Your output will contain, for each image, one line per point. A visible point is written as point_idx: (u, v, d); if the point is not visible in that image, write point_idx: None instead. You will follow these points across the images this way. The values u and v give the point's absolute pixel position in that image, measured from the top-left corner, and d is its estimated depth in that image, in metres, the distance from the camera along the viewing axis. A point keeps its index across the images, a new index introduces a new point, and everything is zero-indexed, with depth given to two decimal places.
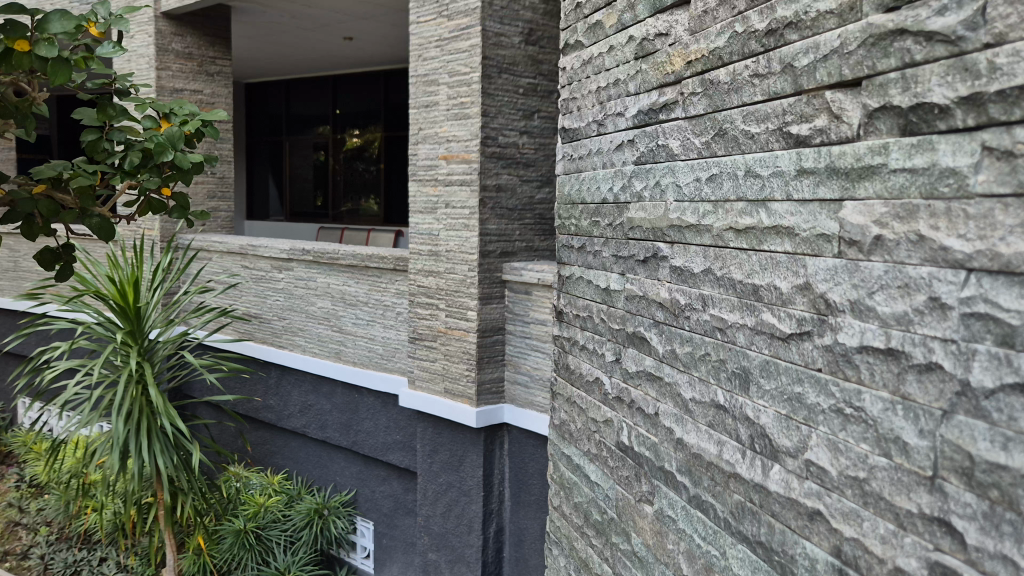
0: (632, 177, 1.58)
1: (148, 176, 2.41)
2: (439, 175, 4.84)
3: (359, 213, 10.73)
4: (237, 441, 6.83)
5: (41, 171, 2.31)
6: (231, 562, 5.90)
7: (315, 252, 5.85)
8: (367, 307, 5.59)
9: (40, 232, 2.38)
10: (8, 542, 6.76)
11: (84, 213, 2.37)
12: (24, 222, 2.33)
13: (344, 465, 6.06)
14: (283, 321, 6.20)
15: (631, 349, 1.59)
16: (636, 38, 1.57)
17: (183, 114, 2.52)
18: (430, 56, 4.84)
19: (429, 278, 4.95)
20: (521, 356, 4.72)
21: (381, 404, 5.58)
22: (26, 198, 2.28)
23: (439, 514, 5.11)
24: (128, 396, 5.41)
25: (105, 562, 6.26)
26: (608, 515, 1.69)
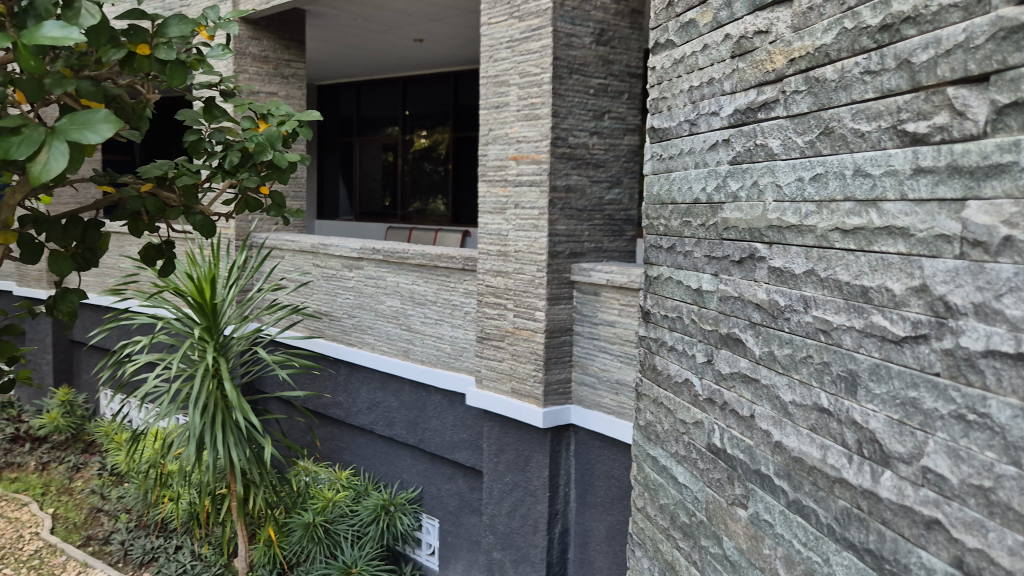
0: (727, 176, 1.56)
1: (247, 175, 2.30)
2: (509, 176, 4.87)
3: (427, 213, 10.87)
4: (306, 436, 6.96)
5: (147, 171, 2.21)
6: (300, 555, 6.03)
7: (385, 252, 5.94)
8: (436, 306, 5.66)
9: (145, 229, 2.30)
10: (91, 527, 7.05)
11: (187, 211, 2.31)
12: (130, 219, 2.26)
13: (411, 462, 6.14)
14: (353, 318, 6.31)
15: (725, 350, 1.57)
16: (732, 37, 1.54)
17: (280, 114, 2.40)
18: (501, 57, 4.86)
19: (497, 278, 4.98)
20: (588, 357, 4.71)
21: (449, 403, 5.64)
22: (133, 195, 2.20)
23: (505, 513, 5.12)
24: (204, 390, 5.62)
25: (180, 549, 6.47)
26: (697, 518, 1.67)
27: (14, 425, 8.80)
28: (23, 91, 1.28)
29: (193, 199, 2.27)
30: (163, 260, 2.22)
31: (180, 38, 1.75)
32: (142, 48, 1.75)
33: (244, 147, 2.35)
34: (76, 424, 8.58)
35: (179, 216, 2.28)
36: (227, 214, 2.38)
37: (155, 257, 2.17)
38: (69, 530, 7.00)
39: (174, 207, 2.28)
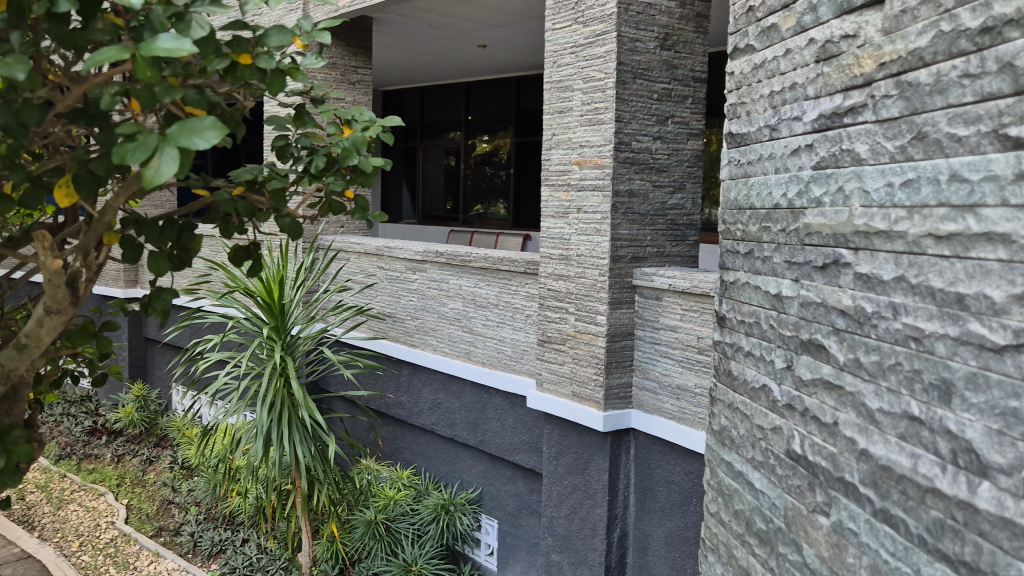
0: (810, 181, 1.55)
1: (332, 180, 2.33)
2: (572, 181, 4.88)
3: (488, 217, 10.96)
4: (369, 435, 7.07)
5: (238, 175, 2.27)
6: (362, 551, 6.12)
7: (448, 255, 6.01)
8: (497, 309, 5.70)
9: (236, 231, 2.29)
10: (163, 518, 7.29)
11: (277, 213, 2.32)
12: (222, 222, 2.26)
13: (472, 463, 6.19)
14: (416, 320, 6.40)
15: (806, 356, 1.55)
16: (817, 41, 1.53)
17: (364, 121, 2.38)
18: (565, 62, 4.88)
19: (560, 282, 4.99)
20: (649, 362, 4.69)
21: (510, 406, 5.67)
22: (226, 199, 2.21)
23: (564, 516, 5.13)
24: (272, 388, 5.79)
25: (247, 543, 6.63)
26: (775, 525, 1.66)
27: (92, 419, 9.16)
28: (139, 99, 1.36)
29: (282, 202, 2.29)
30: (251, 261, 2.26)
31: (280, 47, 1.74)
32: (244, 58, 1.75)
33: (330, 152, 2.34)
34: (149, 419, 8.88)
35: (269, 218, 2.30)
36: (312, 217, 2.40)
37: (244, 260, 2.21)
38: (142, 521, 7.26)
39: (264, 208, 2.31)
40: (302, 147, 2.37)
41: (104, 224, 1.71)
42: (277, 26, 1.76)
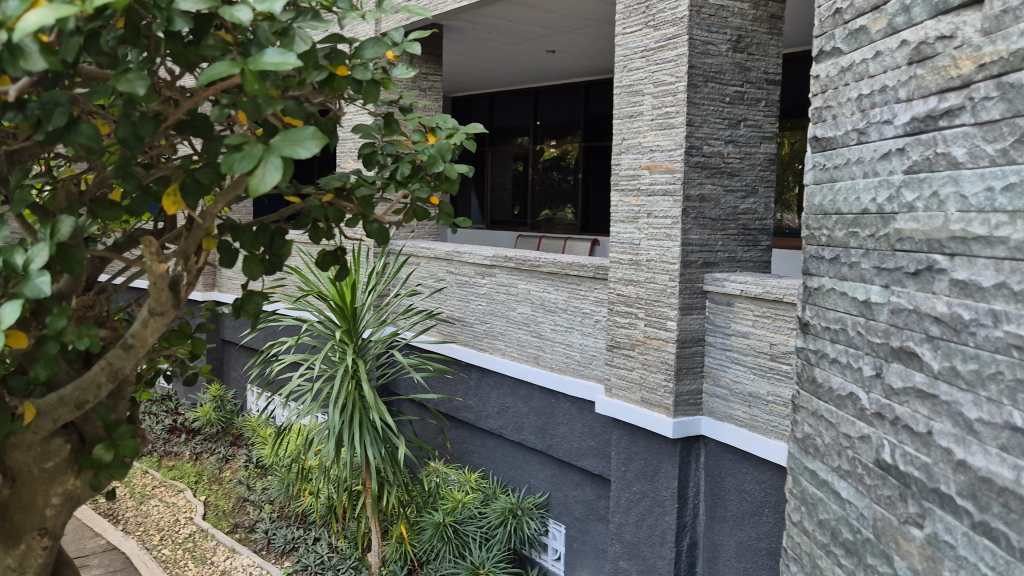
0: (901, 186, 1.52)
1: (418, 186, 2.35)
2: (642, 185, 4.85)
3: (555, 222, 10.99)
4: (438, 438, 7.15)
5: (327, 182, 2.27)
6: (430, 553, 6.19)
7: (518, 260, 6.05)
8: (566, 314, 5.71)
9: (324, 236, 2.33)
10: (239, 515, 7.50)
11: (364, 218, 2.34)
12: (311, 227, 2.29)
13: (539, 467, 6.20)
14: (485, 324, 6.45)
15: (896, 364, 1.52)
16: (910, 43, 1.49)
17: (448, 128, 2.39)
18: (635, 67, 4.87)
19: (629, 287, 4.97)
20: (720, 368, 4.63)
21: (578, 411, 5.67)
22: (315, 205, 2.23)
23: (632, 523, 5.09)
24: (344, 390, 5.94)
25: (318, 542, 6.78)
26: (863, 535, 1.63)
27: (173, 417, 9.52)
28: (245, 110, 1.39)
29: (370, 207, 2.31)
30: (338, 265, 2.29)
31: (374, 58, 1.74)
32: (340, 70, 1.73)
33: (414, 159, 2.37)
34: (226, 418, 9.17)
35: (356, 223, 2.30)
36: (398, 223, 2.40)
37: (331, 265, 2.25)
38: (219, 517, 7.49)
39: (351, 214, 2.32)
40: (388, 154, 2.38)
41: (203, 231, 1.75)
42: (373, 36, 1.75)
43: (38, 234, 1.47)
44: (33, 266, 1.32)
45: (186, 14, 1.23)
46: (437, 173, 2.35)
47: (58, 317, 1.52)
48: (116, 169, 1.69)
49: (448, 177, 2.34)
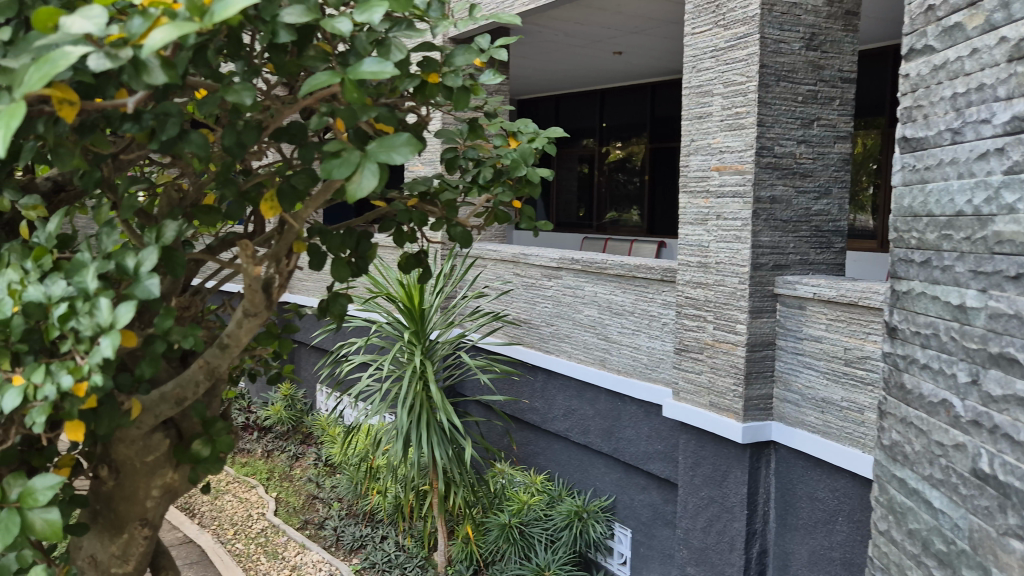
0: (1000, 187, 1.48)
1: (500, 191, 2.24)
2: (711, 187, 4.79)
3: (620, 224, 10.94)
4: (504, 439, 7.20)
5: (411, 186, 2.16)
6: (495, 554, 6.21)
7: (584, 262, 6.04)
8: (633, 316, 5.68)
9: (407, 240, 2.27)
10: (309, 511, 7.67)
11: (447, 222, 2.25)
12: (394, 231, 2.23)
13: (605, 470, 6.17)
14: (551, 327, 6.46)
15: (993, 370, 1.48)
16: (1010, 40, 1.45)
17: (531, 131, 2.27)
18: (705, 67, 4.81)
19: (698, 290, 4.91)
20: (791, 373, 4.55)
21: (645, 414, 5.63)
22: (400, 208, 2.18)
23: (700, 528, 5.04)
24: (412, 391, 6.03)
25: (386, 539, 6.88)
26: (957, 547, 1.59)
27: (245, 415, 9.79)
28: (343, 119, 1.40)
29: (454, 211, 2.20)
30: (420, 268, 2.27)
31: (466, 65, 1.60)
32: (431, 77, 1.58)
33: (496, 162, 2.26)
34: (297, 417, 9.39)
35: (440, 228, 2.23)
36: (478, 228, 2.31)
37: (414, 267, 2.22)
38: (289, 514, 7.66)
39: (434, 218, 2.23)
40: (469, 158, 2.27)
41: (294, 234, 1.72)
42: (464, 43, 1.60)
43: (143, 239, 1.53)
44: (143, 268, 1.39)
45: (290, 27, 1.26)
46: (520, 178, 2.25)
47: (165, 318, 1.53)
48: (216, 178, 1.64)
49: (531, 181, 2.24)
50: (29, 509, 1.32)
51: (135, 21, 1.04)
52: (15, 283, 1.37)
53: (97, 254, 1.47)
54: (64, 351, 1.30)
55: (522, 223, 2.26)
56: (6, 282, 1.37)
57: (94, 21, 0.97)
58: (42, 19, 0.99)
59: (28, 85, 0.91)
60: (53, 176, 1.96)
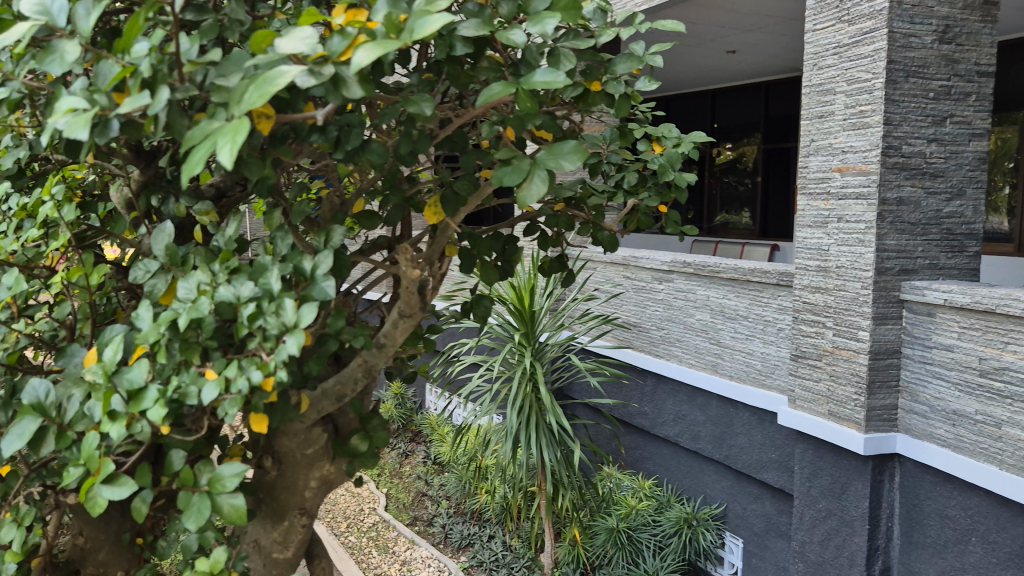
0: None
1: (648, 195, 2.18)
2: (832, 188, 4.62)
3: (732, 226, 10.72)
4: (612, 443, 7.19)
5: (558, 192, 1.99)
6: (602, 558, 6.15)
7: (696, 266, 5.95)
8: (747, 321, 5.56)
9: (553, 245, 2.11)
10: (418, 508, 7.83)
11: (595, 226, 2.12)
12: (540, 236, 2.09)
13: (716, 478, 6.06)
14: (662, 330, 6.39)
15: None
16: None
17: (678, 136, 2.21)
18: (827, 64, 4.63)
19: (817, 295, 4.75)
20: (919, 383, 4.35)
21: (758, 421, 5.49)
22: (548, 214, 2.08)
23: (817, 542, 4.88)
24: (522, 392, 6.09)
25: (493, 539, 6.94)
26: None
27: None
28: (511, 127, 1.44)
29: (601, 214, 2.11)
30: (564, 270, 2.23)
31: (627, 74, 1.52)
32: (594, 86, 1.49)
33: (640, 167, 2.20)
34: (406, 415, 9.62)
35: (586, 233, 2.12)
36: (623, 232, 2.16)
37: (558, 272, 2.18)
38: (399, 510, 7.84)
39: (580, 222, 2.12)
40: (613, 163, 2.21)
41: (447, 238, 1.76)
42: (625, 50, 1.51)
43: (314, 243, 1.60)
44: (319, 270, 1.47)
45: (464, 40, 1.30)
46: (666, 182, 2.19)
47: (337, 319, 1.60)
48: (384, 180, 1.69)
49: (677, 185, 2.19)
50: (217, 494, 1.43)
51: (335, 40, 1.11)
52: (204, 284, 1.45)
53: (275, 258, 1.55)
54: (252, 348, 1.38)
55: (667, 225, 2.27)
56: (196, 282, 1.45)
57: (306, 42, 1.05)
58: (258, 41, 1.08)
59: (250, 102, 0.99)
60: (217, 184, 2.06)
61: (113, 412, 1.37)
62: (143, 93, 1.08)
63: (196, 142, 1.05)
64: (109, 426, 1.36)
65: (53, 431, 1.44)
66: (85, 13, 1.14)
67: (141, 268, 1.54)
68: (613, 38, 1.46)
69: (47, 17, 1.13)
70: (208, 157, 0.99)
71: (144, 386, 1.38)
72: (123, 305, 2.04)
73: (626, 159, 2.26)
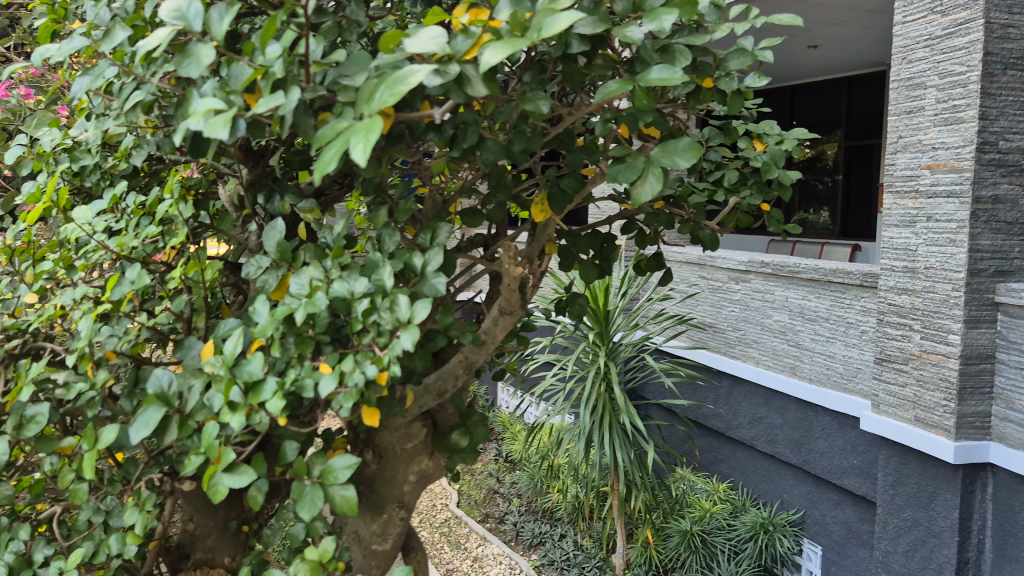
0: None
1: (750, 194, 2.11)
2: (921, 186, 4.45)
3: (810, 226, 10.46)
4: (685, 444, 7.10)
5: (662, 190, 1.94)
6: (675, 561, 6.05)
7: (775, 266, 5.82)
8: (827, 324, 5.42)
9: (652, 243, 2.11)
10: (489, 505, 7.87)
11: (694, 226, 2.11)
12: (638, 234, 2.08)
13: (794, 483, 5.91)
14: (738, 331, 6.27)
15: None
16: None
17: (782, 133, 2.15)
18: (917, 58, 4.45)
19: (903, 297, 4.58)
20: (1014, 391, 4.14)
21: (839, 426, 5.34)
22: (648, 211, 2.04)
23: (902, 552, 4.71)
24: (595, 391, 6.06)
25: (564, 538, 6.92)
26: None
27: None
28: (624, 124, 1.44)
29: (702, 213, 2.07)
30: (661, 269, 2.20)
31: (738, 70, 1.51)
32: (706, 83, 1.48)
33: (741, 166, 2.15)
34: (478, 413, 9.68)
35: (686, 232, 2.10)
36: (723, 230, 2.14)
37: (655, 271, 2.16)
38: (471, 506, 7.88)
39: (681, 220, 2.10)
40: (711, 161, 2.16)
41: (548, 236, 1.75)
42: (737, 46, 1.50)
43: (420, 240, 1.62)
44: (430, 267, 1.49)
45: (580, 37, 1.30)
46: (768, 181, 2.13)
47: (446, 316, 1.65)
48: (490, 180, 1.70)
49: (780, 184, 2.13)
50: (329, 485, 1.45)
51: (460, 40, 1.12)
52: (317, 280, 1.47)
53: (383, 255, 1.58)
54: (366, 343, 1.42)
55: (768, 224, 2.23)
56: (309, 277, 1.47)
57: (435, 41, 1.05)
58: (388, 41, 1.10)
59: (382, 101, 1.00)
60: (316, 181, 2.12)
61: (233, 403, 1.41)
62: (275, 93, 1.11)
63: (327, 140, 1.07)
64: (230, 416, 1.39)
65: (176, 420, 1.50)
66: (218, 17, 1.19)
67: (255, 264, 1.58)
68: (728, 34, 1.45)
69: (184, 22, 1.18)
70: (341, 154, 1.00)
71: (261, 378, 1.42)
72: (228, 300, 2.13)
73: (725, 156, 2.21)
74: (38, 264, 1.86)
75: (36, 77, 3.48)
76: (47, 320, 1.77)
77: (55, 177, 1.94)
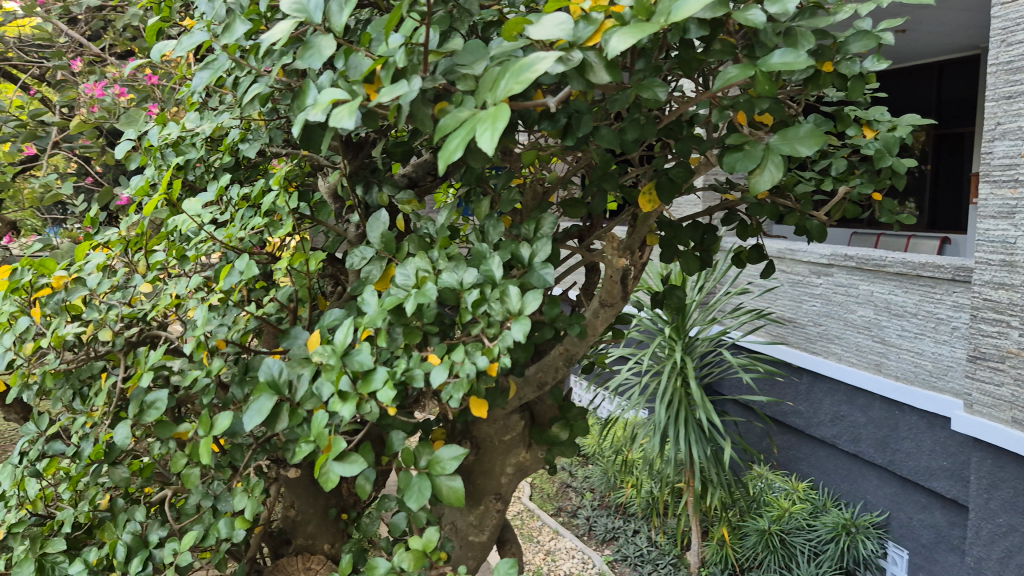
0: None
1: (860, 183, 2.04)
2: (1020, 176, 4.23)
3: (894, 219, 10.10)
4: (763, 441, 6.94)
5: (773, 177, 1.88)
6: (752, 561, 5.87)
7: (860, 259, 5.63)
8: (916, 319, 5.21)
9: (754, 235, 2.08)
10: (561, 499, 7.82)
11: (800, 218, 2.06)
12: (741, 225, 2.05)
13: (878, 484, 5.73)
14: (820, 327, 6.08)
15: None
16: None
17: (894, 120, 2.07)
18: (1018, 40, 4.23)
19: (1000, 292, 4.37)
20: None
21: (928, 426, 5.13)
22: (752, 203, 2.01)
23: (996, 559, 4.49)
24: (671, 386, 5.96)
25: (638, 534, 6.84)
26: None
27: None
28: (740, 109, 1.40)
29: (809, 203, 2.01)
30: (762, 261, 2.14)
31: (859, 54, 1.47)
32: (826, 67, 1.44)
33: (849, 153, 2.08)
34: None
35: (791, 222, 2.06)
36: (829, 221, 2.09)
37: (758, 263, 2.11)
38: (543, 499, 7.84)
39: (787, 211, 2.06)
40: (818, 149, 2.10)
41: (649, 227, 1.72)
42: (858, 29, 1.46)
43: (523, 231, 1.61)
44: (537, 258, 1.48)
45: (697, 21, 1.27)
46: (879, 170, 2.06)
47: (550, 308, 1.63)
48: (595, 171, 1.68)
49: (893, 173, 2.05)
50: (437, 475, 1.45)
51: (583, 28, 1.11)
52: (423, 270, 1.47)
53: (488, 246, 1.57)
54: (476, 332, 1.42)
55: (878, 214, 2.16)
56: (416, 268, 1.47)
57: (562, 28, 1.03)
58: (511, 28, 1.08)
59: (508, 88, 0.97)
60: (409, 173, 2.13)
61: (342, 392, 1.41)
62: (398, 82, 1.10)
63: (450, 129, 1.05)
64: (341, 405, 1.39)
65: (287, 408, 1.52)
66: (338, 8, 1.19)
67: (360, 256, 1.58)
68: (851, 15, 1.39)
69: (305, 14, 1.18)
70: (467, 142, 0.97)
71: (372, 368, 1.42)
72: (327, 291, 2.20)
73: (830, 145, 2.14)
74: (151, 255, 1.93)
75: (129, 76, 3.57)
76: (164, 309, 1.84)
77: (162, 170, 1.99)
